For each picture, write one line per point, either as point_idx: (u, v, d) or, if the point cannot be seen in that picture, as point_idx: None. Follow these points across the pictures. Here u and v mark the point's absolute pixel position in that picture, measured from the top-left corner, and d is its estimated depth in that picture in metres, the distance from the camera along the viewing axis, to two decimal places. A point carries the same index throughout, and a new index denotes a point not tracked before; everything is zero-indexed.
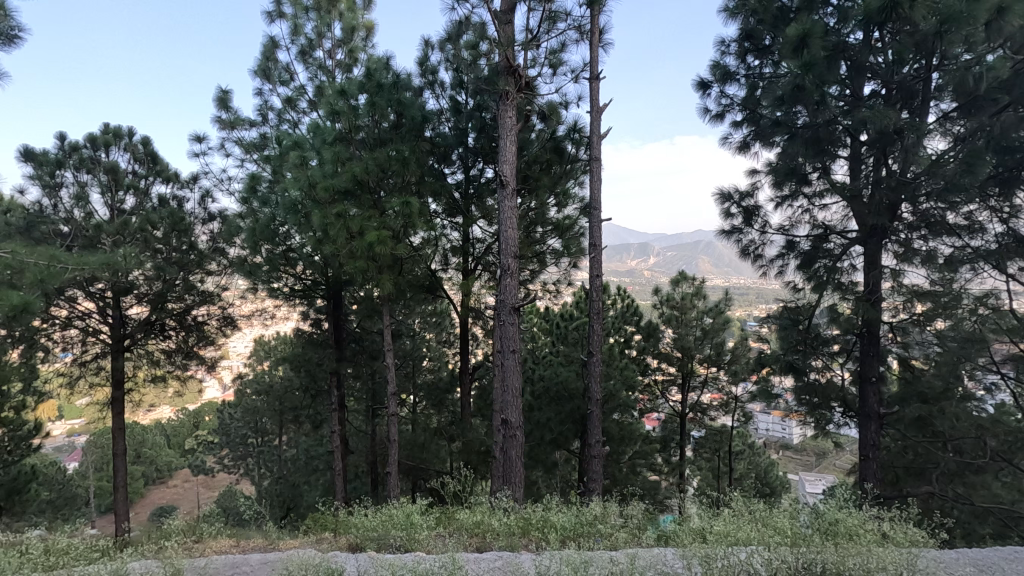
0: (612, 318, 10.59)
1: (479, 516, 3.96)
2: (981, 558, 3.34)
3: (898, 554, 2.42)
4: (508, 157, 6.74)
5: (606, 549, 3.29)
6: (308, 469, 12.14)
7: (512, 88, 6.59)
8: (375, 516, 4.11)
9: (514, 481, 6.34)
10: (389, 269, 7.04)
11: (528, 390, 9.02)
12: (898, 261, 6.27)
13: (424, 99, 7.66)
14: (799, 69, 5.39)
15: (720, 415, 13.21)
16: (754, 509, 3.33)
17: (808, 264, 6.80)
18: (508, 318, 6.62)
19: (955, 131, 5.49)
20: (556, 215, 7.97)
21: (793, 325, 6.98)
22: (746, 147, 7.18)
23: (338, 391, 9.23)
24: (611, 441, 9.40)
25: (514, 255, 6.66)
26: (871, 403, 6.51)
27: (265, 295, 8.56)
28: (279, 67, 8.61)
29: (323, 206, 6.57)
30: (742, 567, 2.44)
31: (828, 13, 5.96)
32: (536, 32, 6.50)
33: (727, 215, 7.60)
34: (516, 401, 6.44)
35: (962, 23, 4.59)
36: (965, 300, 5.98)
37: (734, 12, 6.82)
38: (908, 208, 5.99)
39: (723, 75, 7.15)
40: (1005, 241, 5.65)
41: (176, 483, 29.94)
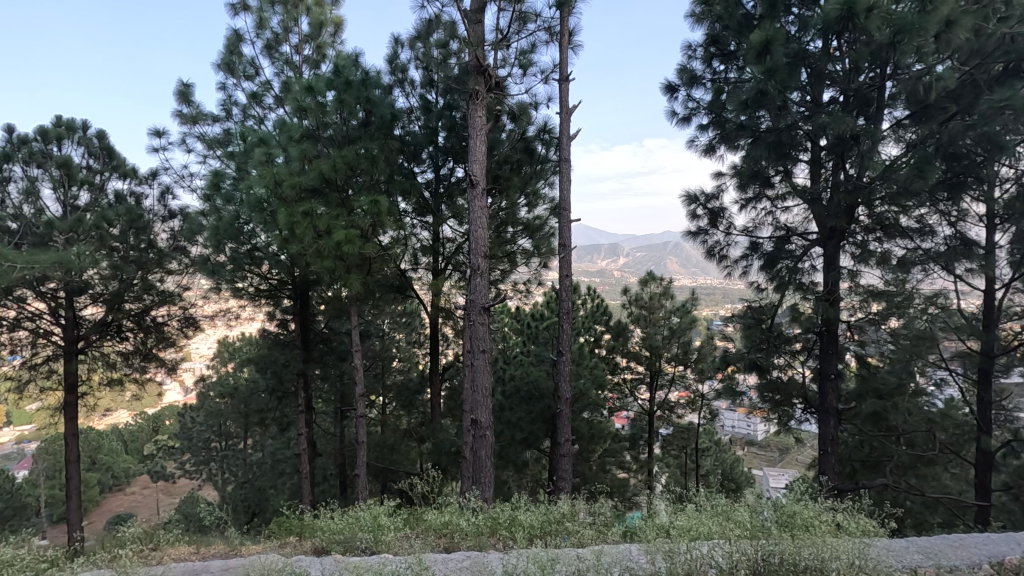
0: (582, 318, 10.73)
1: (447, 516, 3.95)
2: (930, 546, 3.48)
3: (851, 544, 2.50)
4: (479, 156, 6.72)
5: (573, 546, 3.32)
6: (276, 473, 11.89)
7: (482, 87, 6.57)
8: (342, 518, 4.07)
9: (484, 481, 6.33)
10: (357, 269, 6.96)
11: (499, 390, 9.05)
12: (855, 262, 6.35)
13: (393, 97, 7.60)
14: (762, 74, 5.54)
15: (686, 413, 13.47)
16: (720, 504, 3.38)
17: (771, 265, 6.95)
18: (478, 318, 6.59)
19: (907, 139, 5.71)
20: (527, 215, 8.01)
21: (756, 324, 7.16)
22: (712, 150, 7.33)
23: (306, 392, 9.06)
24: (581, 440, 9.49)
25: (485, 254, 6.63)
26: (830, 400, 6.70)
27: (229, 295, 8.30)
28: (243, 61, 8.40)
29: (290, 205, 6.44)
30: (702, 561, 2.51)
31: (789, 22, 6.14)
32: (506, 32, 6.50)
33: (694, 217, 7.76)
34: (486, 401, 6.42)
35: (914, 34, 4.79)
36: (917, 299, 6.57)
37: (701, 18, 6.97)
38: (864, 211, 6.05)
39: (690, 79, 7.30)
40: (953, 243, 6.06)
41: (134, 490, 28.85)
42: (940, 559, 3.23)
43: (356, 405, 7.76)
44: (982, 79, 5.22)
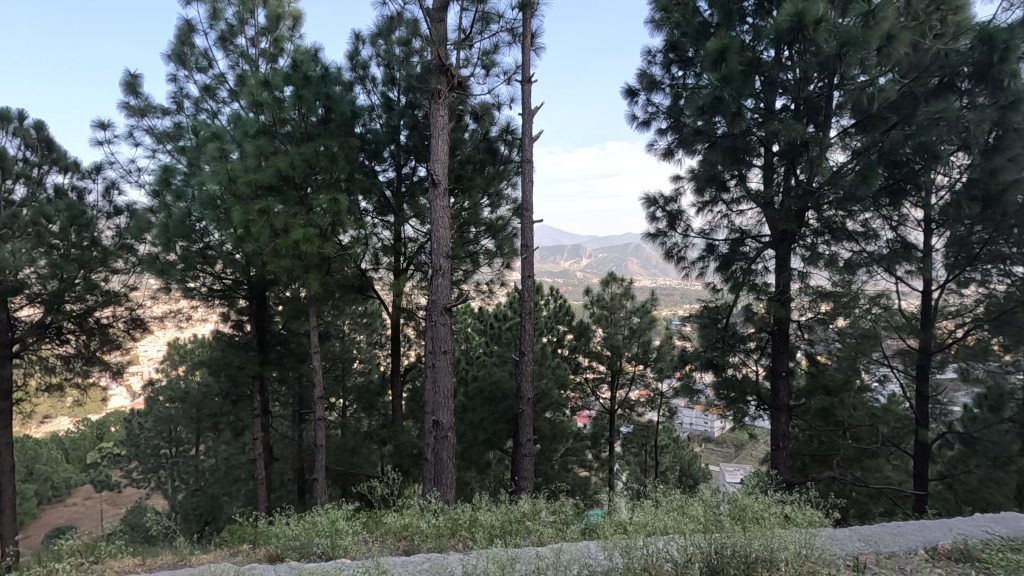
0: (545, 319, 10.85)
1: (407, 519, 3.90)
2: (870, 534, 3.68)
3: (798, 534, 2.61)
4: (440, 156, 6.64)
5: (532, 545, 3.33)
6: (229, 479, 11.28)
7: (444, 87, 6.52)
8: (298, 524, 3.96)
9: (445, 483, 6.29)
10: (316, 269, 6.79)
11: (461, 391, 9.05)
12: (805, 264, 6.54)
13: (354, 94, 7.48)
14: (719, 81, 5.72)
15: (646, 411, 13.75)
16: (676, 498, 3.46)
17: (726, 266, 7.18)
18: (439, 319, 6.54)
19: (853, 146, 5.96)
20: (489, 215, 8.02)
21: (712, 323, 7.36)
22: (671, 154, 7.50)
23: (261, 396, 8.88)
24: (543, 439, 9.53)
25: (447, 254, 6.59)
26: (782, 397, 6.94)
27: (180, 296, 7.98)
28: (196, 53, 8.10)
29: (245, 202, 6.28)
30: (659, 556, 2.56)
31: (744, 31, 6.35)
32: (468, 32, 6.49)
33: (653, 219, 7.91)
34: (448, 401, 6.38)
35: (858, 46, 5.03)
36: (863, 300, 6.83)
37: (660, 24, 7.12)
38: (814, 215, 6.37)
39: (650, 84, 7.45)
40: (894, 246, 6.35)
41: (76, 501, 27.39)
42: (880, 547, 3.39)
43: (316, 407, 7.59)
44: (920, 91, 5.52)
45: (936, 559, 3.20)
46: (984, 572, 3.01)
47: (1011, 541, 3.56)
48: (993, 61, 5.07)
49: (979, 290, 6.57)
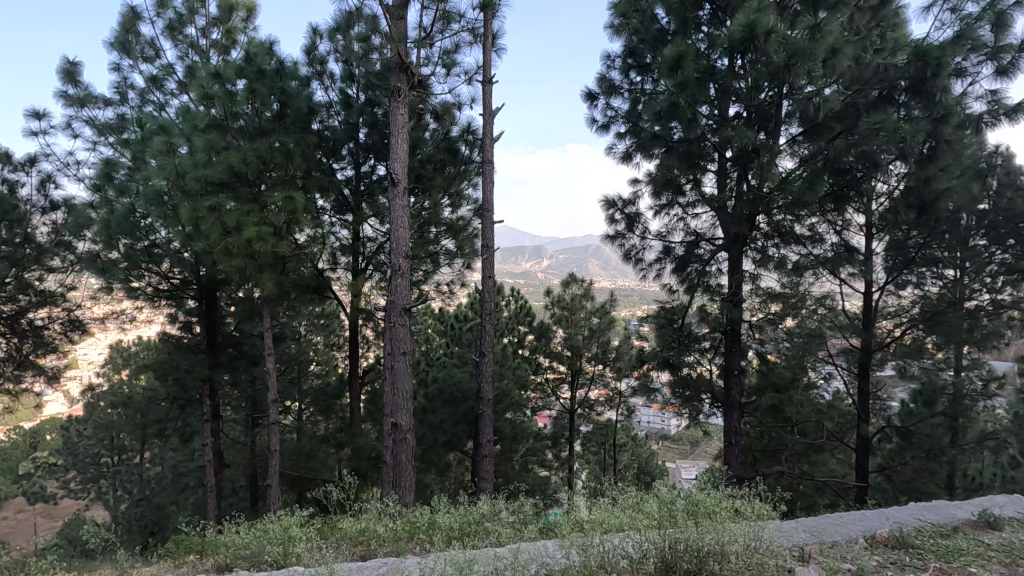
0: (506, 320, 10.85)
1: (363, 524, 3.82)
2: (814, 525, 3.84)
3: (748, 527, 2.70)
4: (400, 155, 6.55)
5: (491, 546, 3.32)
6: (177, 487, 10.81)
7: (404, 85, 6.43)
8: (249, 531, 3.84)
9: (404, 486, 6.21)
10: (271, 268, 6.57)
11: (421, 393, 8.98)
12: (756, 266, 6.77)
13: (311, 90, 7.31)
14: (675, 87, 5.86)
15: (605, 410, 13.97)
16: (632, 495, 3.50)
17: (682, 268, 7.41)
18: (398, 320, 6.44)
19: (801, 153, 6.14)
20: (450, 216, 7.97)
21: (668, 324, 7.51)
22: (629, 157, 7.62)
23: (212, 400, 8.54)
24: (504, 440, 9.54)
25: (406, 254, 6.50)
26: (734, 394, 7.18)
27: (123, 296, 7.60)
28: (141, 42, 7.73)
29: (194, 198, 6.04)
30: (615, 553, 2.61)
31: (699, 39, 6.53)
32: (429, 31, 6.44)
33: (612, 221, 8.04)
34: (407, 404, 6.27)
35: (805, 58, 5.25)
36: (809, 300, 7.30)
37: (619, 30, 7.25)
38: (764, 219, 6.61)
39: (609, 88, 7.56)
40: (838, 249, 6.65)
41: (6, 515, 25.71)
42: (823, 537, 3.55)
43: (270, 411, 7.37)
44: (862, 103, 5.77)
45: (875, 547, 3.38)
46: (917, 557, 3.19)
47: (941, 527, 3.79)
48: (927, 76, 5.38)
49: (915, 291, 7.27)
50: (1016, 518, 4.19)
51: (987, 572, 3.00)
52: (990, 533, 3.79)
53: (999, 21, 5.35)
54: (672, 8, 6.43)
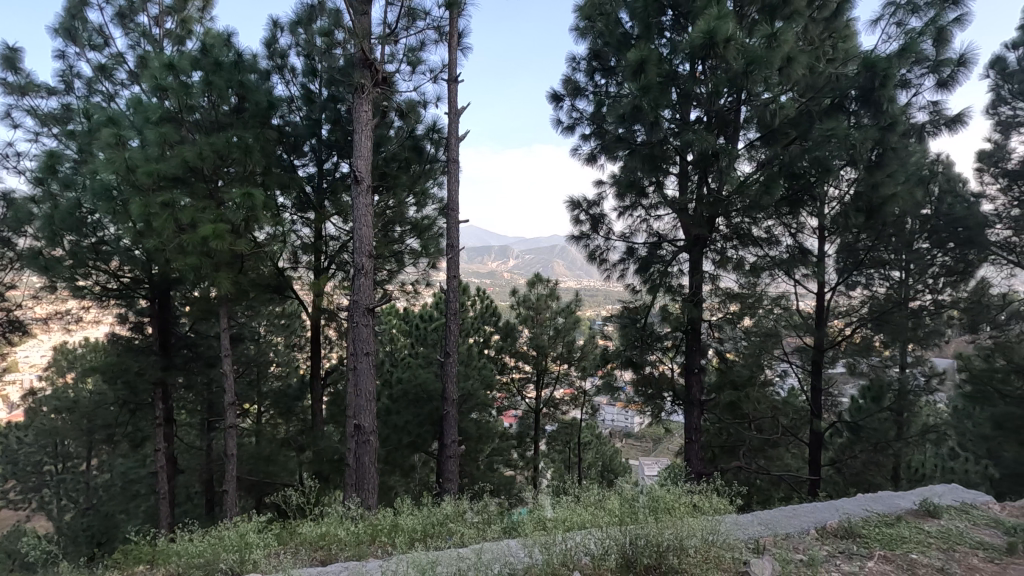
0: (471, 320, 10.81)
1: (324, 528, 3.73)
2: (770, 517, 3.97)
3: (706, 522, 2.77)
4: (363, 152, 6.45)
5: (455, 547, 3.29)
6: (126, 495, 10.34)
7: (368, 81, 6.31)
8: (203, 539, 3.69)
9: (367, 488, 6.10)
10: (228, 267, 6.37)
11: (386, 394, 8.87)
12: (715, 267, 6.96)
13: (271, 84, 7.13)
14: (638, 90, 5.96)
15: (570, 409, 14.11)
16: (596, 493, 3.53)
17: (645, 268, 7.51)
18: (361, 320, 6.33)
19: (758, 158, 6.35)
20: (415, 215, 7.91)
21: (631, 323, 7.61)
22: (593, 159, 7.72)
23: (164, 404, 8.21)
24: (469, 440, 9.52)
25: (369, 253, 6.40)
26: (694, 391, 7.34)
27: (68, 295, 7.24)
28: (89, 29, 7.37)
29: (145, 193, 5.75)
30: (577, 550, 2.64)
31: (661, 44, 6.66)
32: (394, 27, 6.36)
33: (577, 222, 8.12)
34: (370, 405, 6.17)
35: (762, 65, 5.43)
36: (766, 300, 7.38)
37: (584, 32, 7.33)
38: (723, 221, 6.79)
39: (574, 90, 7.63)
40: (793, 251, 6.92)
41: None
42: (776, 529, 3.67)
43: (226, 414, 7.11)
44: (815, 110, 5.98)
45: (825, 537, 3.51)
46: (863, 546, 3.34)
47: (886, 516, 3.98)
48: (874, 87, 5.60)
49: (864, 292, 7.64)
50: (953, 506, 4.41)
51: (927, 558, 3.17)
52: (930, 522, 3.99)
53: (940, 38, 5.69)
54: (635, 13, 6.54)
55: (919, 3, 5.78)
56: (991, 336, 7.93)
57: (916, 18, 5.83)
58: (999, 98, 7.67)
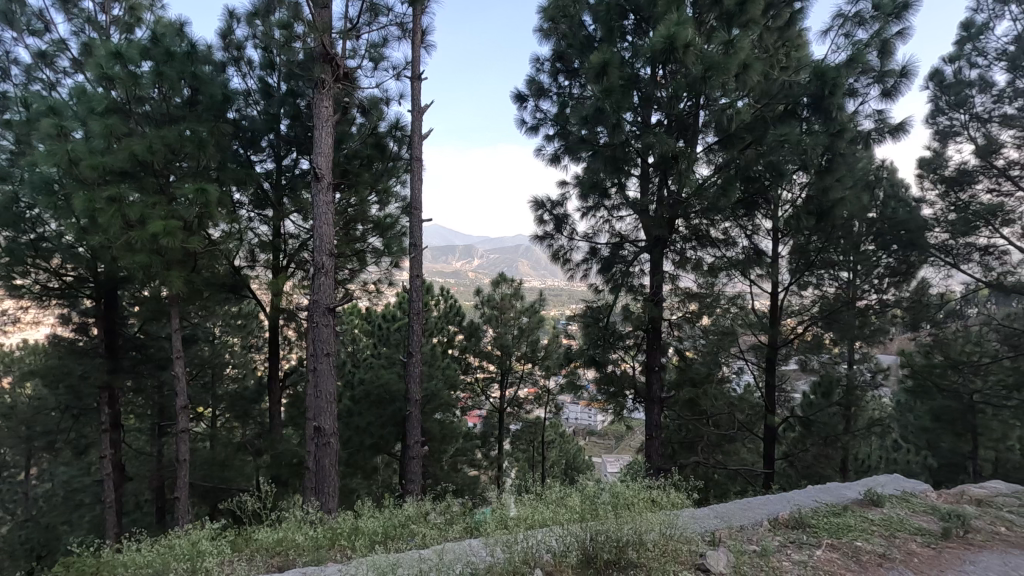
0: (435, 320, 10.74)
1: (280, 533, 3.64)
2: (725, 510, 4.10)
3: (664, 516, 2.84)
4: (324, 148, 6.32)
5: (415, 548, 3.27)
6: (69, 505, 9.83)
7: (329, 76, 6.18)
8: (151, 549, 3.54)
9: (326, 492, 5.97)
10: (180, 265, 6.14)
11: (347, 395, 8.72)
12: (675, 267, 7.13)
13: (226, 76, 6.90)
14: (600, 92, 6.03)
15: (534, 408, 14.20)
16: (558, 490, 3.56)
17: (608, 268, 7.62)
18: (322, 320, 6.19)
19: (716, 161, 6.56)
20: (377, 213, 7.81)
21: (594, 322, 7.70)
22: (557, 159, 7.77)
23: (111, 409, 7.82)
24: (432, 440, 9.46)
25: (330, 252, 6.27)
26: (655, 389, 7.41)
27: (4, 295, 6.82)
28: (28, 12, 6.97)
29: (90, 187, 5.48)
30: (539, 548, 2.66)
31: (623, 48, 6.77)
32: (355, 22, 6.25)
33: (541, 221, 8.16)
34: (330, 406, 6.05)
35: (720, 71, 5.58)
36: (723, 299, 7.59)
37: (548, 34, 7.38)
38: (683, 222, 6.96)
39: (538, 91, 7.67)
40: (748, 252, 7.17)
41: None
42: (732, 521, 3.78)
43: (177, 418, 6.84)
44: (770, 116, 6.15)
45: (777, 527, 3.65)
46: (812, 535, 3.47)
47: (834, 506, 4.16)
48: (825, 94, 5.84)
49: (815, 292, 7.87)
50: (895, 495, 4.65)
51: (870, 545, 3.33)
52: (874, 510, 4.19)
53: (885, 49, 5.97)
54: (598, 16, 6.63)
55: (865, 15, 6.06)
56: (931, 334, 8.38)
57: (863, 30, 6.11)
58: (937, 109, 8.10)
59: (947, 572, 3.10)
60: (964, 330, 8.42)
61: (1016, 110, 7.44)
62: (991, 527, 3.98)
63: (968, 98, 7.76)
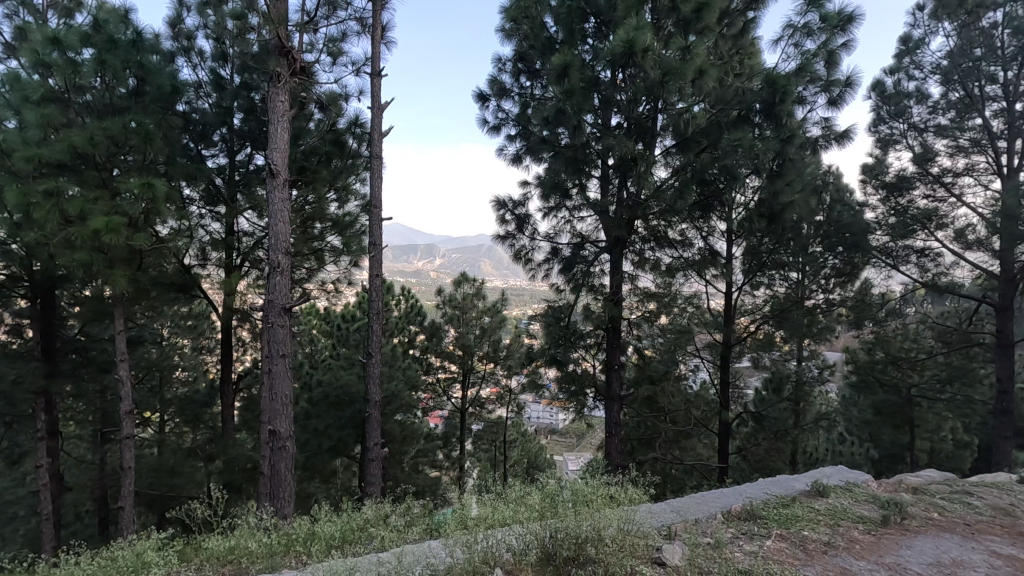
0: (396, 320, 10.61)
1: (233, 540, 3.51)
2: (681, 504, 4.21)
3: (623, 512, 2.88)
4: (280, 144, 6.14)
5: (374, 552, 3.23)
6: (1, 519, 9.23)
7: (284, 70, 6.00)
8: (91, 562, 3.36)
9: (282, 497, 5.80)
10: (124, 263, 5.85)
11: (305, 397, 8.50)
12: (635, 267, 7.34)
13: (176, 67, 6.62)
14: (561, 94, 6.07)
15: (495, 408, 14.22)
16: (520, 488, 3.57)
17: (569, 268, 7.69)
18: (277, 320, 6.01)
19: (673, 164, 6.70)
20: (336, 211, 7.68)
21: (555, 322, 7.62)
22: (519, 159, 7.79)
23: (47, 415, 7.37)
24: (393, 442, 9.34)
25: (286, 251, 6.09)
26: (615, 387, 7.50)
27: None
28: None
29: (25, 180, 5.16)
30: (499, 547, 2.67)
31: (584, 50, 6.85)
32: (313, 15, 6.10)
33: (503, 221, 8.17)
34: (286, 409, 5.88)
35: (677, 77, 5.71)
36: (680, 300, 7.82)
37: (510, 34, 7.39)
38: (642, 223, 7.12)
39: (500, 91, 7.68)
40: (704, 253, 7.49)
41: None
42: (687, 515, 3.88)
43: (122, 424, 6.51)
44: (724, 121, 6.33)
45: (730, 520, 3.77)
46: (763, 526, 3.61)
47: (783, 497, 4.33)
48: (776, 101, 5.97)
49: (766, 291, 8.24)
50: (839, 485, 4.87)
51: (816, 534, 3.49)
52: (820, 500, 4.38)
53: (831, 59, 6.23)
54: (560, 18, 6.68)
55: (813, 26, 6.31)
56: (873, 331, 8.85)
57: (811, 41, 6.36)
58: (879, 118, 8.52)
59: (885, 557, 3.27)
60: (902, 328, 8.91)
61: (949, 121, 7.95)
62: (925, 513, 4.23)
63: (907, 108, 8.20)
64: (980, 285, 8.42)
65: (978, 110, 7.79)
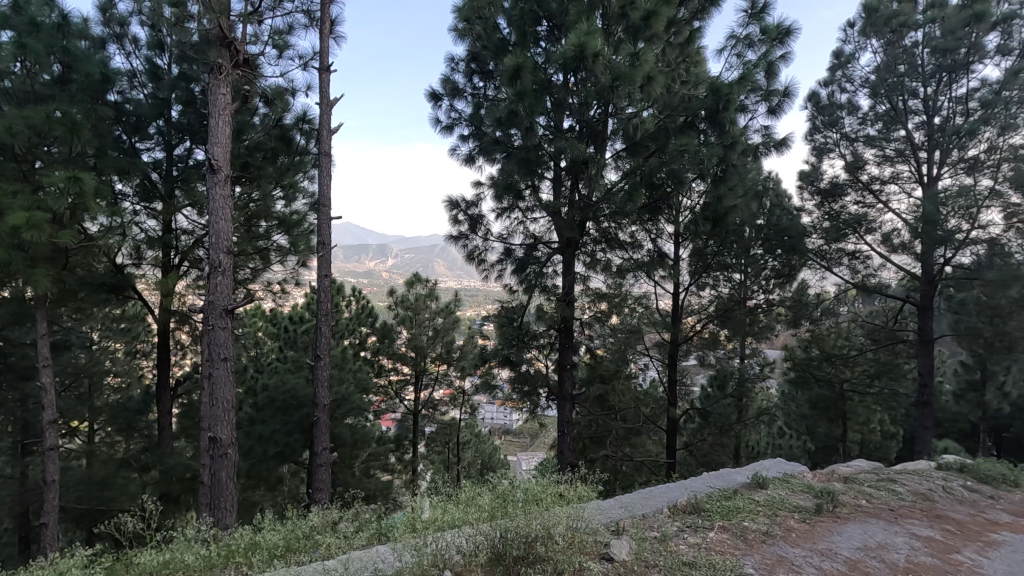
0: (346, 321, 10.36)
1: (167, 554, 3.28)
2: (630, 500, 4.31)
3: (571, 510, 2.92)
4: (221, 139, 5.88)
5: (320, 560, 3.13)
6: None
7: (226, 62, 5.76)
8: None
9: (222, 506, 5.56)
10: (48, 262, 5.51)
11: (251, 401, 8.25)
12: (586, 268, 7.48)
13: (107, 54, 6.24)
14: (514, 95, 6.08)
15: (449, 409, 14.12)
16: (471, 490, 3.55)
17: (522, 269, 7.72)
18: (218, 323, 5.74)
19: (624, 168, 6.84)
20: (283, 210, 7.40)
21: (508, 322, 7.63)
22: (472, 159, 7.75)
23: None
24: (342, 446, 9.10)
25: (228, 250, 5.82)
26: (567, 387, 7.61)
27: None
28: None
29: None
30: (448, 549, 2.64)
31: (537, 53, 6.90)
32: (257, 6, 5.88)
33: (456, 222, 8.11)
34: (227, 415, 5.63)
35: (626, 81, 5.83)
36: (630, 299, 8.06)
37: (462, 34, 7.36)
38: (593, 225, 7.26)
39: (452, 90, 7.63)
40: (652, 254, 7.63)
41: None
42: (634, 510, 3.97)
43: (43, 436, 6.05)
44: (671, 127, 6.52)
45: (677, 513, 3.88)
46: (706, 518, 3.74)
47: (726, 490, 4.49)
48: (719, 109, 6.13)
49: (711, 292, 8.55)
50: (778, 477, 5.10)
51: (756, 524, 3.64)
52: (760, 492, 4.57)
53: (770, 70, 6.53)
54: (513, 19, 6.70)
55: (754, 38, 6.59)
56: (809, 330, 9.34)
57: (752, 51, 6.65)
58: (814, 127, 8.99)
59: (819, 544, 3.44)
60: (836, 326, 9.42)
61: (876, 132, 8.48)
62: (855, 500, 4.50)
63: (840, 119, 8.70)
64: (905, 285, 8.95)
65: (901, 123, 8.34)
